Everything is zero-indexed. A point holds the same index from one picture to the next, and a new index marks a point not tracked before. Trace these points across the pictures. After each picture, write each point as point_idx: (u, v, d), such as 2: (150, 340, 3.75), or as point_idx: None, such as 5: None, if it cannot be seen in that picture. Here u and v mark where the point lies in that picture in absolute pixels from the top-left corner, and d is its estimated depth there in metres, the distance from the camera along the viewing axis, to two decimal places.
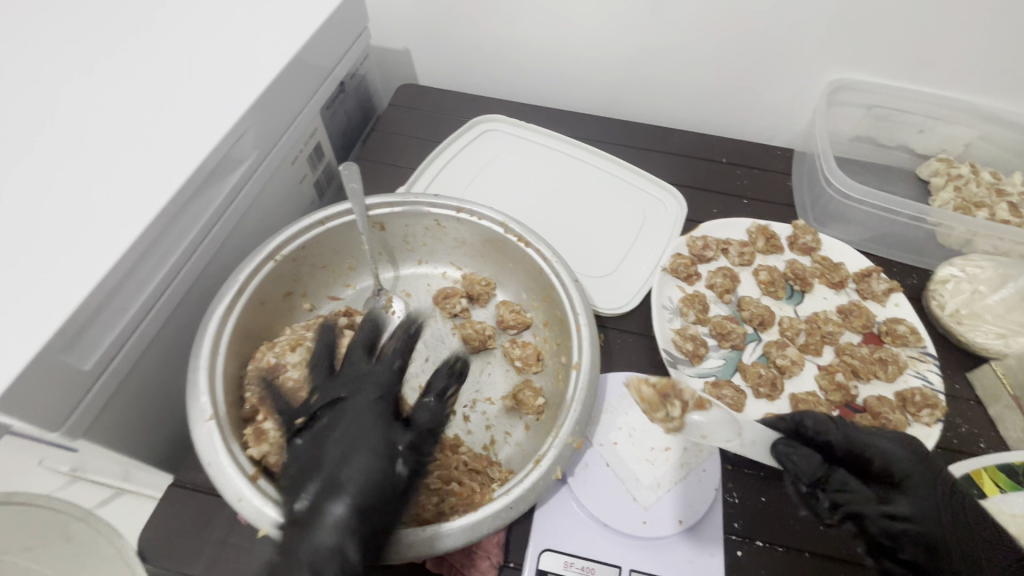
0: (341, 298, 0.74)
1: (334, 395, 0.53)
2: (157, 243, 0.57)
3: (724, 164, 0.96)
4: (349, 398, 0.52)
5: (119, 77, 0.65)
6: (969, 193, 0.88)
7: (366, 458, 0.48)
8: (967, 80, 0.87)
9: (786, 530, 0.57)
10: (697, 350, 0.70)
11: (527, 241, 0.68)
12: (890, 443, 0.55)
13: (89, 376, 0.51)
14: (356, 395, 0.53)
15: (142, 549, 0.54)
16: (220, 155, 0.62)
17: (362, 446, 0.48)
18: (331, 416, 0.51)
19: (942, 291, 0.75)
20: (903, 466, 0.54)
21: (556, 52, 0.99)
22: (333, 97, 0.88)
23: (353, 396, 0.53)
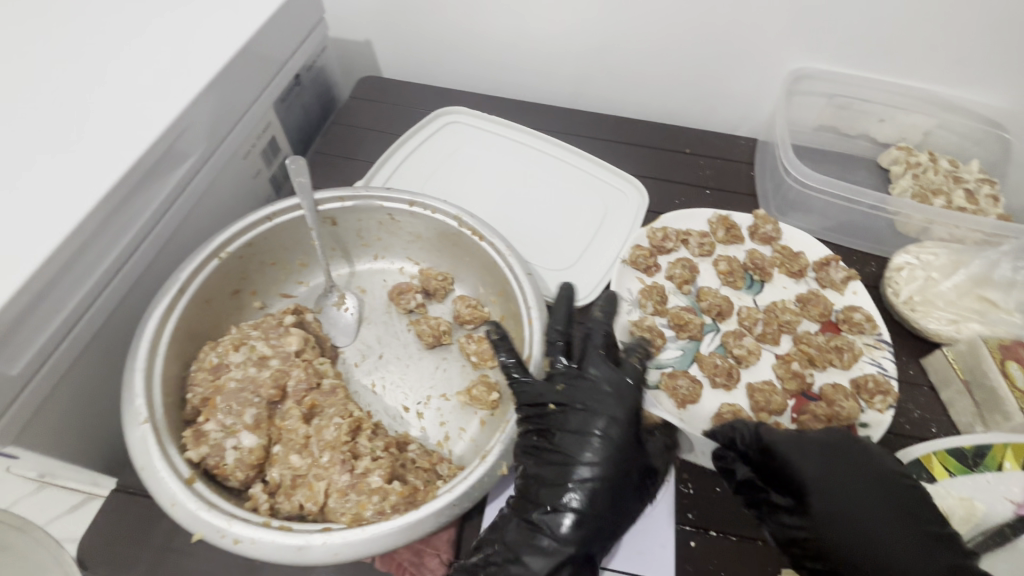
0: (294, 296, 0.73)
1: (574, 398, 0.57)
2: (93, 241, 0.55)
3: (688, 154, 0.95)
4: (584, 397, 0.57)
5: (52, 70, 0.62)
6: (927, 181, 0.89)
7: (621, 450, 0.54)
8: (925, 68, 0.88)
9: (734, 519, 0.58)
10: (655, 342, 0.70)
11: (482, 236, 0.67)
12: (817, 449, 0.54)
13: (18, 381, 0.50)
14: (579, 398, 0.57)
15: (81, 556, 0.53)
16: (160, 150, 0.60)
17: (617, 443, 0.55)
18: (576, 417, 0.56)
19: (897, 279, 0.76)
20: (821, 473, 0.53)
21: (519, 42, 0.98)
22: (288, 90, 0.86)
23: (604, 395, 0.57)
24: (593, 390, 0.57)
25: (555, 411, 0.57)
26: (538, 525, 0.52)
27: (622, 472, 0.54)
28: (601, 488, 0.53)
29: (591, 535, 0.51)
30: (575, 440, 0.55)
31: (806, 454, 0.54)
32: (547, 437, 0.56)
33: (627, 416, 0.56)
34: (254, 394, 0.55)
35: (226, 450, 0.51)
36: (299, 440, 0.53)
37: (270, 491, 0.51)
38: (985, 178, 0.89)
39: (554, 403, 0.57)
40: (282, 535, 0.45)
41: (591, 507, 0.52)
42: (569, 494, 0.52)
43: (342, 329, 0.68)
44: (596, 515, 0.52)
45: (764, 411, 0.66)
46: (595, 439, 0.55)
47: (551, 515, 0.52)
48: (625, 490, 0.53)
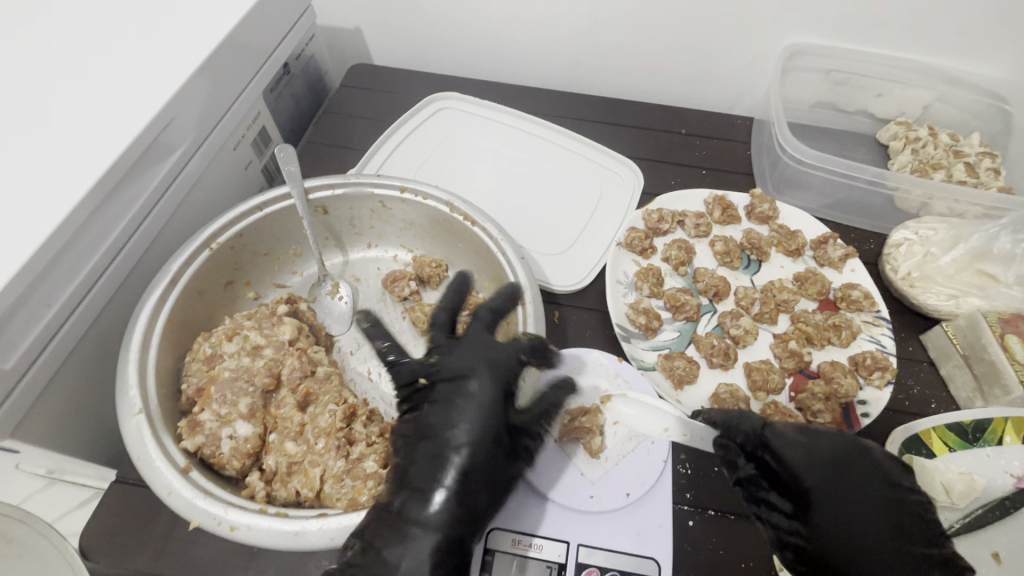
0: (287, 286, 0.72)
1: (440, 372, 0.54)
2: (82, 234, 0.55)
3: (683, 135, 0.94)
4: (453, 366, 0.54)
5: (34, 63, 0.61)
6: (926, 156, 0.88)
7: (487, 422, 0.50)
8: (924, 40, 0.86)
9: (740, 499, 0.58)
10: (650, 323, 0.69)
11: (474, 221, 0.67)
12: (825, 456, 0.51)
13: (12, 375, 0.50)
14: (446, 369, 0.54)
15: (83, 547, 0.53)
16: (146, 142, 0.60)
17: (483, 414, 0.50)
18: (445, 390, 0.53)
19: (895, 255, 0.75)
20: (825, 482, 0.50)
21: (509, 23, 0.96)
22: (277, 80, 0.85)
23: (476, 359, 0.54)
24: (464, 362, 0.54)
25: (426, 386, 0.54)
26: (394, 507, 0.47)
27: (487, 446, 0.49)
28: (468, 466, 0.48)
29: (457, 516, 0.46)
30: (441, 416, 0.51)
31: (815, 461, 0.51)
32: (417, 415, 0.53)
33: (493, 386, 0.52)
34: (248, 383, 0.55)
35: (221, 439, 0.52)
36: (294, 428, 0.53)
37: (267, 479, 0.51)
38: (986, 151, 0.88)
39: (425, 378, 0.54)
40: (278, 521, 0.45)
41: (458, 485, 0.47)
42: (434, 470, 0.48)
43: (337, 317, 0.68)
44: (461, 494, 0.47)
45: (762, 389, 0.66)
46: (460, 412, 0.51)
47: (411, 497, 0.47)
48: (496, 453, 0.50)
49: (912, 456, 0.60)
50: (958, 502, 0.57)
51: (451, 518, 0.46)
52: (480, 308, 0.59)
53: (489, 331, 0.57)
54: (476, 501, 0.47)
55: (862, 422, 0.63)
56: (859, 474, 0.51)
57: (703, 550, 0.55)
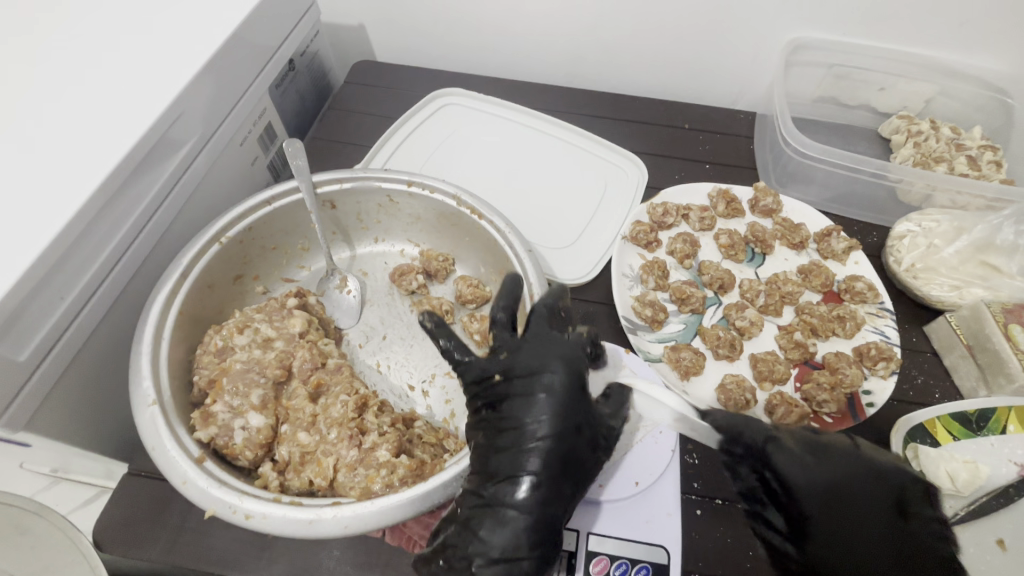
0: (295, 280, 0.73)
1: (517, 367, 0.51)
2: (93, 228, 0.55)
3: (686, 129, 0.95)
4: (527, 362, 0.52)
5: (43, 59, 0.62)
6: (929, 149, 0.88)
7: (566, 418, 0.49)
8: (925, 34, 0.87)
9: None
10: (657, 316, 0.70)
11: (481, 214, 0.67)
12: (825, 473, 0.49)
13: (26, 367, 0.50)
14: (522, 364, 0.52)
15: (96, 538, 0.54)
16: (155, 137, 0.60)
17: (560, 409, 0.49)
18: (523, 386, 0.51)
19: (899, 247, 0.75)
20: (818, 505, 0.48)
21: (512, 19, 0.96)
22: (282, 76, 0.85)
23: (550, 352, 0.52)
24: (536, 355, 0.52)
25: (499, 381, 0.52)
26: (485, 502, 0.47)
27: (568, 440, 0.48)
28: (552, 462, 0.47)
29: (546, 508, 0.47)
30: (517, 413, 0.50)
31: (814, 480, 0.49)
32: (494, 410, 0.52)
33: (569, 380, 0.50)
34: (259, 374, 0.55)
35: (234, 430, 0.52)
36: (307, 418, 0.54)
37: (279, 469, 0.52)
38: (987, 144, 0.88)
39: (501, 374, 0.52)
40: (293, 509, 0.45)
41: (546, 479, 0.47)
42: (516, 466, 0.47)
43: (345, 310, 0.68)
44: (545, 489, 0.47)
45: (768, 380, 0.67)
46: (538, 409, 0.49)
47: (502, 491, 0.47)
48: (582, 443, 0.50)
49: (917, 446, 0.60)
50: (963, 490, 0.57)
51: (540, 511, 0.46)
52: (537, 304, 0.56)
53: (550, 324, 0.55)
54: (562, 493, 0.47)
55: (867, 412, 0.64)
56: (860, 494, 0.48)
57: (711, 538, 0.55)
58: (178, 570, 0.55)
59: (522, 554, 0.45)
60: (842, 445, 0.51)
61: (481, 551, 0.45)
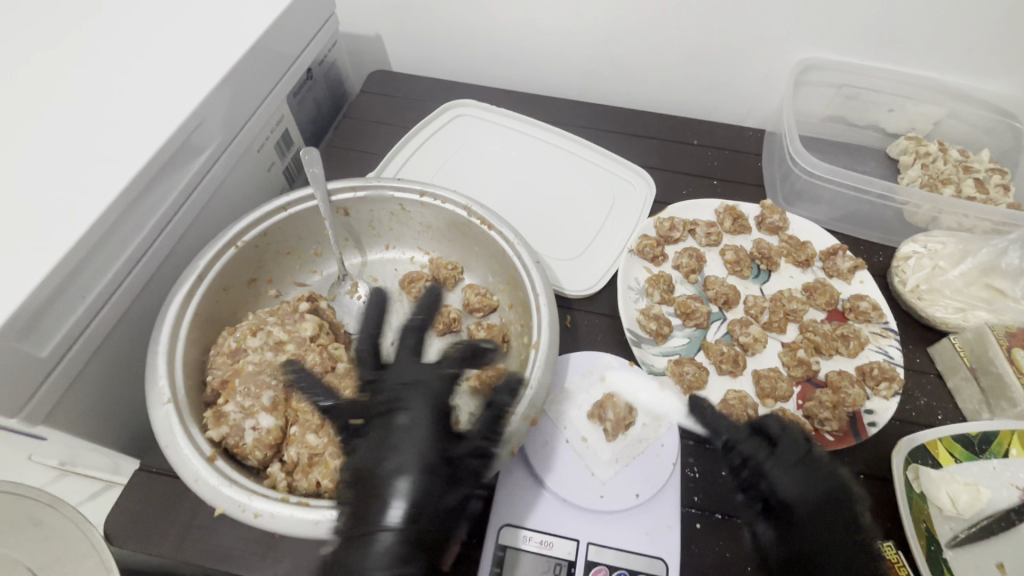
0: (308, 284, 0.74)
1: (372, 404, 0.56)
2: (116, 230, 0.57)
3: (696, 145, 0.96)
4: (382, 400, 0.56)
5: (74, 65, 0.64)
6: (937, 171, 0.89)
7: (423, 448, 0.53)
8: (934, 57, 0.88)
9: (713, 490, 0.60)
10: (661, 329, 0.71)
11: (490, 225, 0.68)
12: (808, 479, 0.56)
13: (48, 363, 0.52)
14: (374, 404, 0.56)
15: (107, 531, 0.55)
16: (177, 143, 0.62)
17: (414, 443, 0.53)
18: (377, 426, 0.55)
19: (904, 268, 0.76)
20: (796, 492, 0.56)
21: (526, 32, 0.98)
22: (300, 84, 0.87)
23: (412, 390, 0.56)
24: (393, 386, 0.57)
25: (362, 424, 0.55)
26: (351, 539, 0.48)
27: (424, 468, 0.52)
28: (416, 490, 0.51)
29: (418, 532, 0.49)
30: (380, 443, 0.54)
31: (797, 490, 0.56)
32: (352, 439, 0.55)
33: (429, 408, 0.55)
34: (271, 376, 0.57)
35: (245, 430, 0.53)
36: (315, 421, 0.55)
37: (288, 470, 0.53)
38: (995, 168, 0.89)
39: (361, 416, 0.55)
40: (301, 509, 0.47)
41: (416, 503, 0.50)
42: (392, 498, 0.50)
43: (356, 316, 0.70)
44: (415, 514, 0.50)
45: (770, 397, 0.68)
46: (400, 441, 0.53)
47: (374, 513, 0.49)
48: (443, 474, 0.52)
49: (917, 467, 0.60)
50: (964, 512, 0.57)
51: (417, 529, 0.49)
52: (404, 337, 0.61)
53: (414, 356, 0.60)
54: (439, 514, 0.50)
55: (869, 431, 0.64)
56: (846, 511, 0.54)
57: (711, 552, 0.55)
58: (184, 566, 0.56)
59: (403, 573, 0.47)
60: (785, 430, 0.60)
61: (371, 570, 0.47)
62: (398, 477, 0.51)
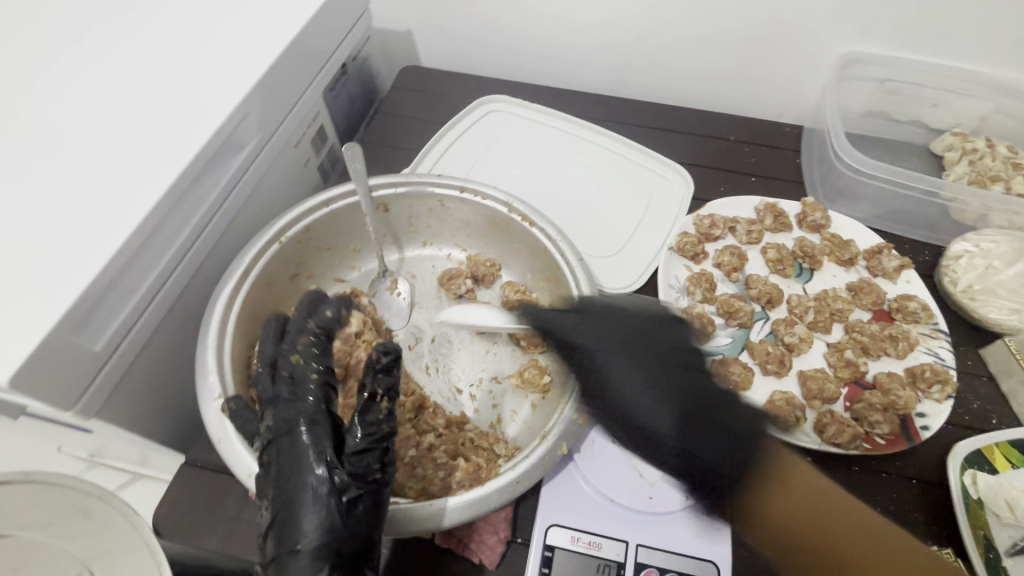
0: (347, 280, 0.74)
1: (267, 430, 0.48)
2: (163, 225, 0.57)
3: (733, 141, 0.94)
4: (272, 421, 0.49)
5: (119, 61, 0.64)
6: (985, 168, 0.86)
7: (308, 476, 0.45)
8: (983, 50, 0.85)
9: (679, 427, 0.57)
10: (704, 329, 0.70)
11: (532, 221, 0.67)
12: (652, 372, 0.55)
13: (101, 357, 0.52)
14: (268, 421, 0.49)
15: (157, 524, 0.55)
16: (221, 139, 0.62)
17: (299, 471, 0.46)
18: (269, 451, 0.47)
19: (955, 268, 0.74)
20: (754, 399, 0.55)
21: (560, 27, 0.97)
22: (335, 80, 0.87)
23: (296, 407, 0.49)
24: (282, 415, 0.49)
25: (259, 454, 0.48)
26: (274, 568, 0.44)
27: (314, 500, 0.45)
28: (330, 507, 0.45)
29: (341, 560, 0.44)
30: (278, 475, 0.46)
31: (637, 393, 0.54)
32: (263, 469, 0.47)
33: (311, 423, 0.48)
34: None
35: None
36: None
37: None
38: None
39: (265, 431, 0.48)
40: None
41: (331, 524, 0.44)
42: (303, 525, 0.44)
43: (396, 312, 0.70)
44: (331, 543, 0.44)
45: (817, 399, 0.66)
46: (287, 466, 0.46)
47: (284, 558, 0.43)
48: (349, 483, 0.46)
49: (974, 472, 0.58)
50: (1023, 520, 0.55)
51: (336, 541, 0.44)
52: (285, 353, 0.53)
53: (291, 378, 0.51)
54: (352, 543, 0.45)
55: (922, 435, 0.62)
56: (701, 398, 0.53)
57: (762, 556, 0.55)
58: (230, 560, 0.56)
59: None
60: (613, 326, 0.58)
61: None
62: (306, 508, 0.44)
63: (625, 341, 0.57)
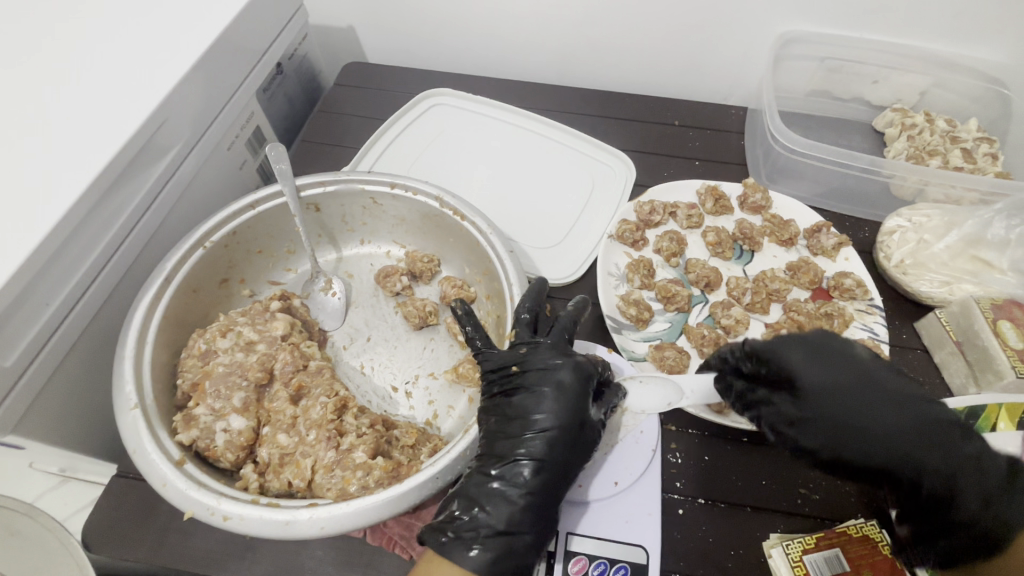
0: (282, 283, 0.74)
1: (531, 365, 0.55)
2: (78, 234, 0.56)
3: (676, 126, 0.94)
4: (542, 361, 0.55)
5: (29, 67, 0.62)
6: (923, 142, 0.87)
7: (579, 409, 0.53)
8: (917, 26, 0.85)
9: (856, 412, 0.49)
10: (641, 315, 0.70)
11: (464, 215, 0.67)
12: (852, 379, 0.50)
13: (13, 372, 0.51)
14: (539, 359, 0.55)
15: (86, 539, 0.55)
16: (141, 144, 0.61)
17: (576, 401, 0.53)
18: (531, 383, 0.54)
19: (889, 243, 0.75)
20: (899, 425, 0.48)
21: (501, 18, 0.96)
22: (270, 79, 0.85)
23: (571, 366, 0.54)
24: (547, 354, 0.55)
25: (516, 373, 0.55)
26: (490, 476, 0.51)
27: (574, 440, 0.52)
28: (549, 459, 0.51)
29: (543, 494, 0.51)
30: (530, 399, 0.53)
31: (820, 382, 0.51)
32: (508, 398, 0.55)
33: (578, 386, 0.53)
34: (241, 377, 0.56)
35: (216, 432, 0.53)
36: (287, 420, 0.54)
37: (260, 470, 0.53)
38: (983, 137, 0.87)
39: (515, 366, 0.56)
40: (267, 511, 0.46)
41: (544, 473, 0.51)
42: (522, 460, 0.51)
43: (330, 313, 0.69)
44: (549, 474, 0.51)
45: None
46: (548, 396, 0.53)
47: (509, 470, 0.51)
48: (575, 448, 0.52)
49: None
50: None
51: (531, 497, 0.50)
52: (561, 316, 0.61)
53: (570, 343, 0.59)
54: (561, 481, 0.51)
55: None
56: (875, 380, 0.50)
57: (691, 537, 0.56)
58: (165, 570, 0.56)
59: (520, 530, 0.49)
60: (841, 343, 0.53)
61: (487, 522, 0.49)
62: (541, 435, 0.52)
63: (820, 345, 0.53)
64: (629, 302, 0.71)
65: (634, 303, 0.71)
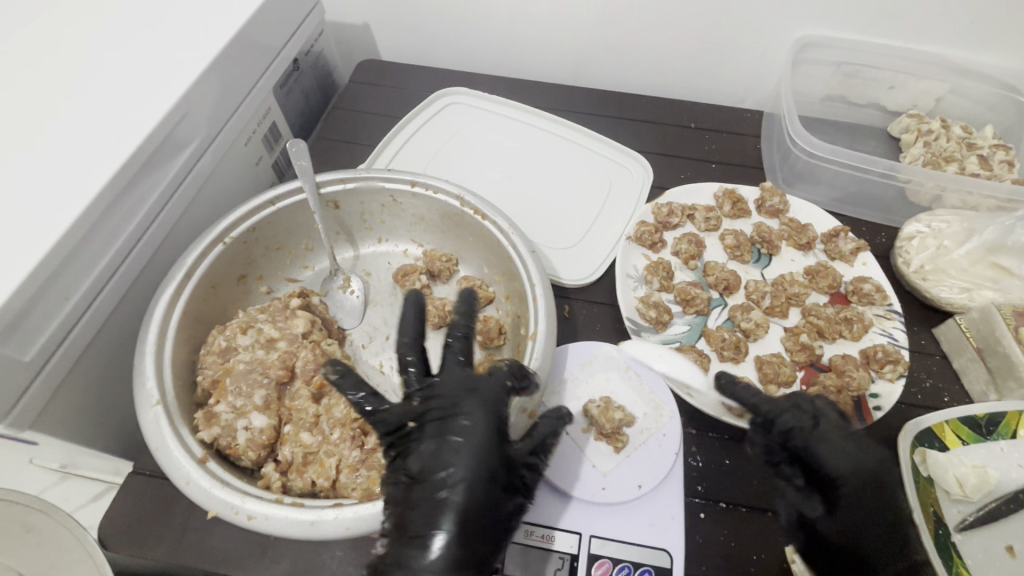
0: (299, 280, 0.73)
1: (432, 410, 0.50)
2: (97, 230, 0.55)
3: (692, 128, 0.94)
4: (441, 402, 0.51)
5: (47, 60, 0.62)
6: (939, 149, 0.87)
7: (488, 453, 0.48)
8: (935, 32, 0.85)
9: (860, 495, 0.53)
10: (661, 318, 0.70)
11: (484, 215, 0.67)
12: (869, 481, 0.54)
13: (32, 368, 0.51)
14: (437, 404, 0.51)
15: (101, 537, 0.54)
16: (160, 138, 0.60)
17: (484, 445, 0.48)
18: (434, 433, 0.49)
19: (908, 248, 0.75)
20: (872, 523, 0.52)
21: (518, 18, 0.96)
22: (287, 76, 0.85)
23: (466, 399, 0.50)
24: (450, 392, 0.51)
25: (415, 428, 0.50)
26: (402, 552, 0.44)
27: (493, 481, 0.47)
28: (469, 514, 0.45)
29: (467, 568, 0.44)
30: (434, 455, 0.48)
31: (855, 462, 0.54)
32: (404, 459, 0.49)
33: (488, 417, 0.49)
34: (263, 375, 0.56)
35: (237, 430, 0.52)
36: (309, 419, 0.54)
37: (282, 470, 0.52)
38: (999, 144, 0.87)
39: (413, 421, 0.51)
40: (294, 510, 0.46)
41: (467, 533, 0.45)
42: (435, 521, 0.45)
43: (349, 311, 0.69)
44: (469, 529, 0.45)
45: (773, 382, 0.66)
46: (457, 445, 0.48)
47: (415, 546, 0.44)
48: (497, 492, 0.47)
49: (924, 450, 0.59)
50: (971, 495, 0.56)
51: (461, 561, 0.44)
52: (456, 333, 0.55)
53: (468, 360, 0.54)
54: (479, 543, 0.45)
55: (873, 416, 0.63)
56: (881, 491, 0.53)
57: (715, 541, 0.55)
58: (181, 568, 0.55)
59: None
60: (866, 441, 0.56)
61: None
62: (453, 489, 0.46)
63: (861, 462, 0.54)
64: (647, 307, 0.70)
65: (653, 307, 0.70)
